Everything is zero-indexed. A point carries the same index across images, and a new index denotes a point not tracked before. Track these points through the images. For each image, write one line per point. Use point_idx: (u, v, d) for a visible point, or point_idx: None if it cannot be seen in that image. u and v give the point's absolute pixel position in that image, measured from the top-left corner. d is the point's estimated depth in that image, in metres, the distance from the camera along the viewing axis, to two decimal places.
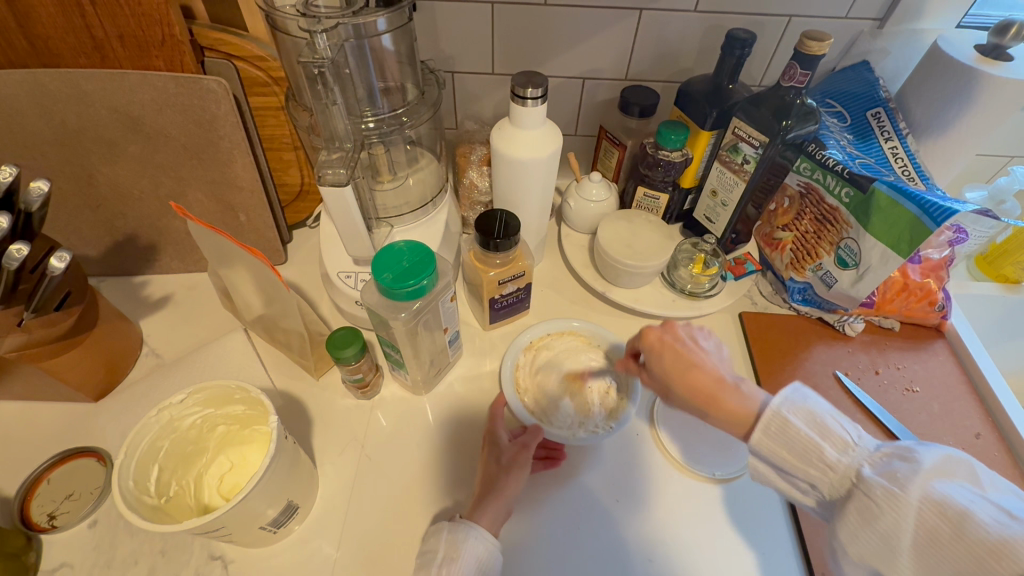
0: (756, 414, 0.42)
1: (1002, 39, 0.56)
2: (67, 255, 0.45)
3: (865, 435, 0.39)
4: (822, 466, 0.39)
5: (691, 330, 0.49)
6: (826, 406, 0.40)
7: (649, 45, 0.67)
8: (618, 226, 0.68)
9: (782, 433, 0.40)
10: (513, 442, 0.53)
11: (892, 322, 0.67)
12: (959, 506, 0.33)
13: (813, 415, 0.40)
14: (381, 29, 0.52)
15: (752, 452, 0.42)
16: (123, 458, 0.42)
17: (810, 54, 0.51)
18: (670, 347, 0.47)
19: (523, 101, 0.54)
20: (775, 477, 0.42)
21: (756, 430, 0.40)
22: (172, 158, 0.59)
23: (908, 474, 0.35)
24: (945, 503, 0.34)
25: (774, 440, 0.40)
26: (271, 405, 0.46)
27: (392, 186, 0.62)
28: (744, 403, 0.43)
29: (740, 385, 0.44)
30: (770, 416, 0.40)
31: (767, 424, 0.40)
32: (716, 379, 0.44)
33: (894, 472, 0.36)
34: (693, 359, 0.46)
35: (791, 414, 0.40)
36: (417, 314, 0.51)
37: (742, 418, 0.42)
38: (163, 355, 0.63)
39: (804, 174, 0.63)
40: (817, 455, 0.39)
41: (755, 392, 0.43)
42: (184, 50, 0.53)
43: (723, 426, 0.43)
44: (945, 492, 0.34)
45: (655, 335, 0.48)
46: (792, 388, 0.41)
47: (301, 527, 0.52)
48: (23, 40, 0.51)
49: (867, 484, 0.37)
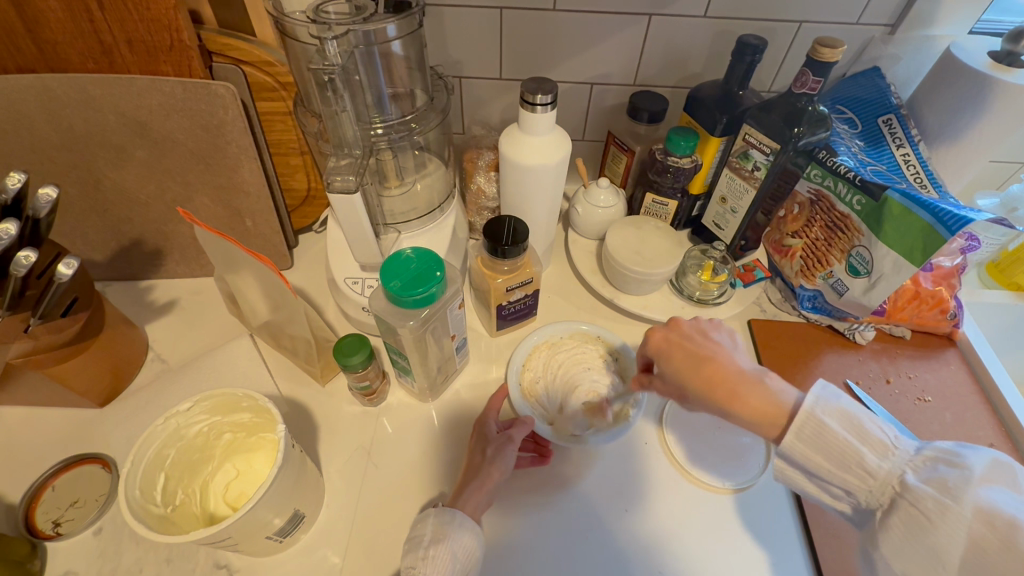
0: (789, 411, 0.41)
1: (1016, 45, 0.55)
2: (74, 261, 0.45)
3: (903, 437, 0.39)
4: (863, 473, 0.38)
5: (700, 324, 0.49)
6: (862, 409, 0.39)
7: (658, 50, 0.67)
8: (626, 232, 0.67)
9: (819, 437, 0.39)
10: (501, 434, 0.53)
11: (903, 330, 0.66)
12: (1009, 515, 0.33)
13: (852, 418, 0.39)
14: (391, 35, 0.52)
15: (784, 456, 0.41)
16: (129, 467, 0.42)
17: (822, 60, 0.51)
18: (679, 343, 0.47)
19: (532, 107, 0.53)
20: (810, 482, 0.41)
21: (790, 432, 0.40)
22: (179, 163, 0.59)
23: (958, 482, 0.35)
24: (994, 512, 0.33)
25: (811, 445, 0.39)
26: (278, 413, 0.45)
27: (400, 192, 0.61)
28: (770, 400, 0.42)
29: (764, 378, 0.43)
30: (805, 418, 0.39)
31: (802, 427, 0.39)
32: (736, 372, 0.44)
33: (942, 480, 0.35)
34: (706, 352, 0.45)
35: (827, 416, 0.39)
36: (425, 322, 0.51)
37: (772, 416, 0.41)
38: (169, 360, 0.63)
39: (815, 181, 0.62)
40: (856, 461, 0.38)
41: (785, 388, 0.42)
42: (191, 56, 0.53)
43: (752, 425, 0.42)
44: (993, 499, 0.34)
45: (659, 335, 0.49)
46: (821, 386, 0.41)
47: (307, 536, 0.51)
48: (32, 44, 0.51)
49: (912, 493, 0.36)
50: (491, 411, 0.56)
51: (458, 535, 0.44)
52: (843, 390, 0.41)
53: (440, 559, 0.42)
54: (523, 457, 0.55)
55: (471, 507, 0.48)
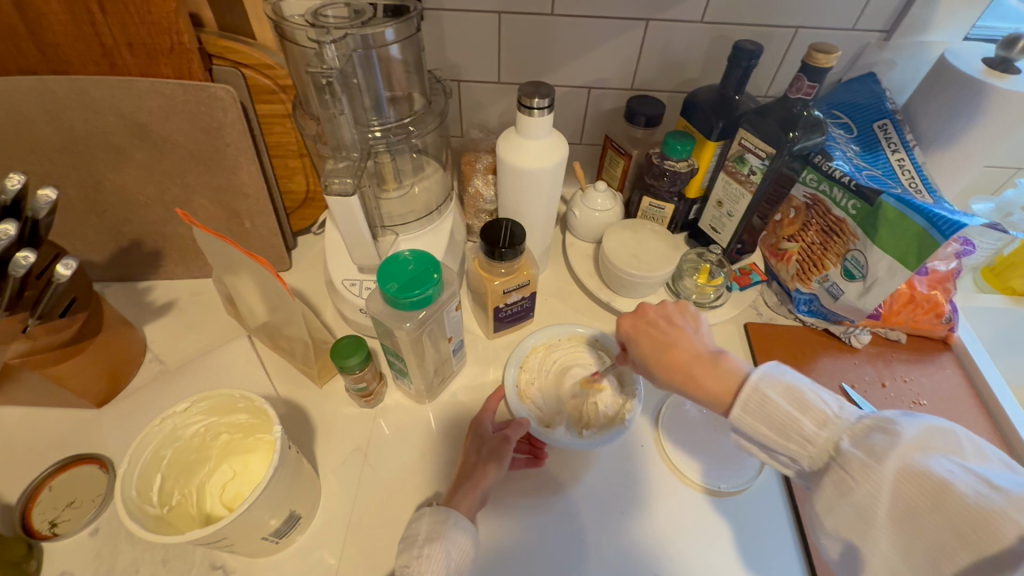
0: (738, 384, 0.43)
1: (1009, 52, 0.56)
2: (73, 262, 0.45)
3: (846, 407, 0.39)
4: (801, 439, 0.39)
5: (669, 309, 0.50)
6: (808, 381, 0.40)
7: (655, 55, 0.67)
8: (623, 235, 0.68)
9: (761, 407, 0.41)
10: (496, 434, 0.53)
11: (898, 334, 0.67)
12: (940, 476, 0.33)
13: (792, 389, 0.40)
14: (389, 39, 0.52)
15: (733, 428, 0.43)
16: (126, 467, 0.42)
17: (817, 66, 0.51)
18: (645, 330, 0.49)
19: (529, 111, 0.54)
20: (759, 450, 0.42)
21: (735, 405, 0.41)
22: (178, 164, 0.59)
23: (885, 446, 0.35)
24: (924, 474, 0.33)
25: (753, 414, 0.41)
26: (275, 414, 0.45)
27: (398, 194, 0.61)
28: (724, 379, 0.43)
29: (721, 359, 0.45)
30: (749, 390, 0.41)
31: (746, 399, 0.41)
32: (692, 354, 0.46)
33: (871, 445, 0.36)
34: (668, 339, 0.47)
35: (768, 388, 0.41)
36: (422, 323, 0.51)
37: (722, 393, 0.43)
38: (167, 361, 0.63)
39: (810, 185, 0.63)
40: (795, 428, 0.39)
41: (738, 364, 0.44)
42: (192, 59, 0.53)
43: (704, 404, 0.44)
44: (927, 463, 0.34)
45: (629, 322, 0.50)
46: (771, 364, 0.42)
47: (303, 537, 0.51)
48: (33, 47, 0.51)
49: (844, 457, 0.37)
50: (487, 413, 0.56)
51: (454, 535, 0.44)
52: (791, 369, 0.42)
53: (434, 558, 0.43)
54: (517, 459, 0.56)
55: (466, 508, 0.48)
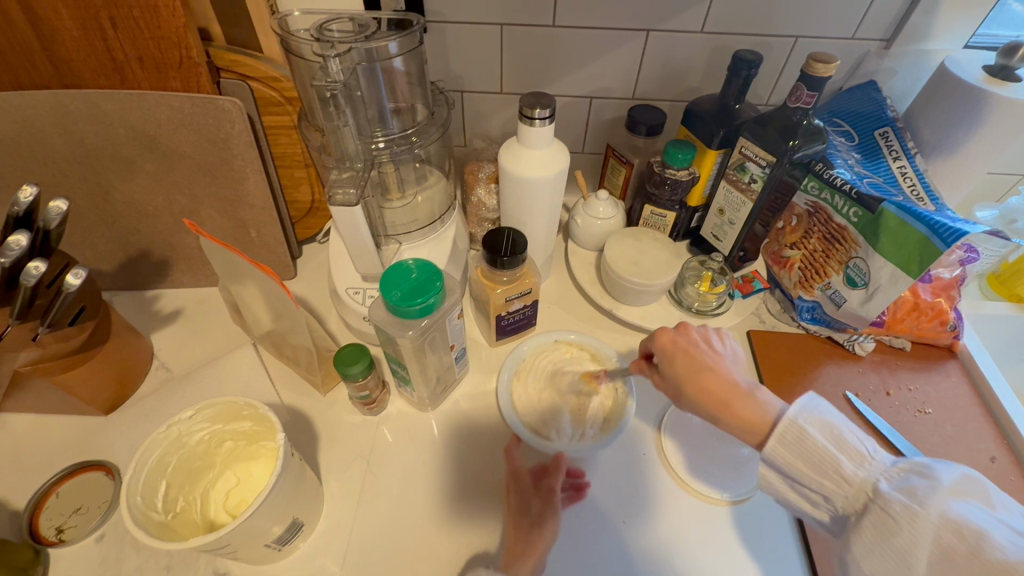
0: (772, 421, 0.42)
1: (1009, 60, 0.56)
2: (82, 272, 0.46)
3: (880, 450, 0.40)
4: (839, 478, 0.39)
5: (706, 334, 0.49)
6: (844, 420, 0.40)
7: (655, 65, 0.68)
8: (624, 243, 0.68)
9: (799, 443, 0.40)
10: (539, 488, 0.53)
11: (903, 341, 0.66)
12: (975, 525, 0.33)
13: (831, 427, 0.40)
14: (393, 52, 0.53)
15: (766, 461, 0.42)
16: (131, 475, 0.43)
17: (816, 75, 0.52)
18: (683, 350, 0.47)
19: (531, 121, 0.54)
20: (791, 488, 0.41)
21: (772, 437, 0.41)
22: (186, 175, 0.60)
23: (926, 491, 0.36)
24: (961, 522, 0.34)
25: (791, 449, 0.40)
26: (278, 421, 0.46)
27: (401, 204, 0.62)
28: (758, 411, 0.43)
29: (755, 392, 0.44)
30: (785, 425, 0.40)
31: (783, 432, 0.40)
32: (729, 384, 0.45)
33: (912, 488, 0.36)
34: (706, 363, 0.46)
35: (808, 425, 0.40)
36: (424, 331, 0.52)
37: (758, 425, 0.42)
38: (173, 368, 0.63)
39: (812, 193, 0.63)
40: (833, 466, 0.39)
41: (772, 400, 0.43)
42: (200, 73, 0.54)
43: (738, 433, 0.43)
44: (961, 510, 0.34)
45: (668, 337, 0.48)
46: (808, 398, 0.42)
47: (306, 544, 0.52)
48: (47, 62, 0.53)
49: (885, 500, 0.37)
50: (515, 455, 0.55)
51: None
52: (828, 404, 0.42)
53: None
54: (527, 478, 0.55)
55: None
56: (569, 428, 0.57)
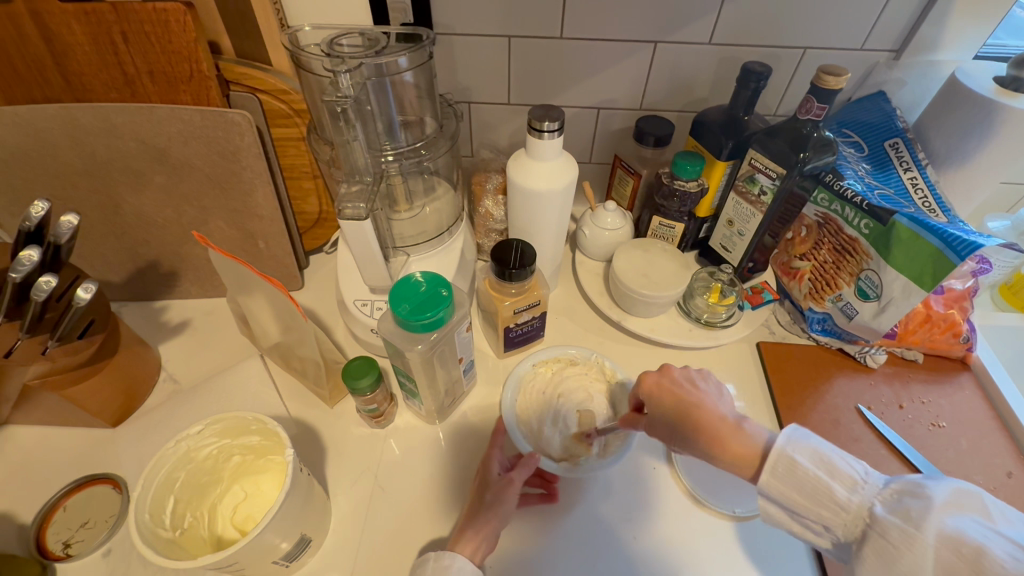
0: (762, 455, 0.42)
1: (1021, 71, 0.55)
2: (92, 286, 0.46)
3: (874, 470, 0.39)
4: (835, 506, 0.38)
5: (688, 372, 0.49)
6: (832, 445, 0.40)
7: (663, 76, 0.68)
8: (633, 254, 0.68)
9: (792, 474, 0.40)
10: (501, 477, 0.51)
11: (915, 353, 0.66)
12: (975, 542, 0.32)
13: (820, 455, 0.40)
14: (402, 66, 0.53)
15: (762, 495, 0.41)
16: (140, 490, 0.42)
17: (826, 88, 0.51)
18: (670, 390, 0.47)
19: (539, 134, 0.54)
20: (791, 522, 0.41)
21: (765, 472, 0.40)
22: (195, 188, 0.60)
23: (921, 510, 0.35)
24: (960, 539, 0.33)
25: (785, 482, 0.40)
26: (286, 436, 0.46)
27: (409, 216, 0.62)
28: (748, 444, 0.43)
29: (743, 424, 0.44)
30: (775, 456, 0.40)
31: (774, 465, 0.40)
32: (718, 420, 0.44)
33: (906, 509, 0.35)
34: (693, 401, 0.46)
35: (797, 454, 0.40)
36: (434, 345, 0.51)
37: (748, 458, 0.42)
38: (180, 380, 0.63)
39: (822, 205, 0.63)
40: (827, 494, 0.38)
41: (759, 431, 0.44)
42: (210, 87, 0.54)
43: (730, 469, 0.43)
44: (958, 527, 0.33)
45: (652, 380, 0.49)
46: (793, 428, 0.41)
47: (313, 560, 0.51)
48: (59, 76, 0.53)
49: (882, 524, 0.36)
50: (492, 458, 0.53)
51: None
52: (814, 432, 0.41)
53: None
54: (529, 496, 0.54)
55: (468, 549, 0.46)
56: (580, 443, 0.57)
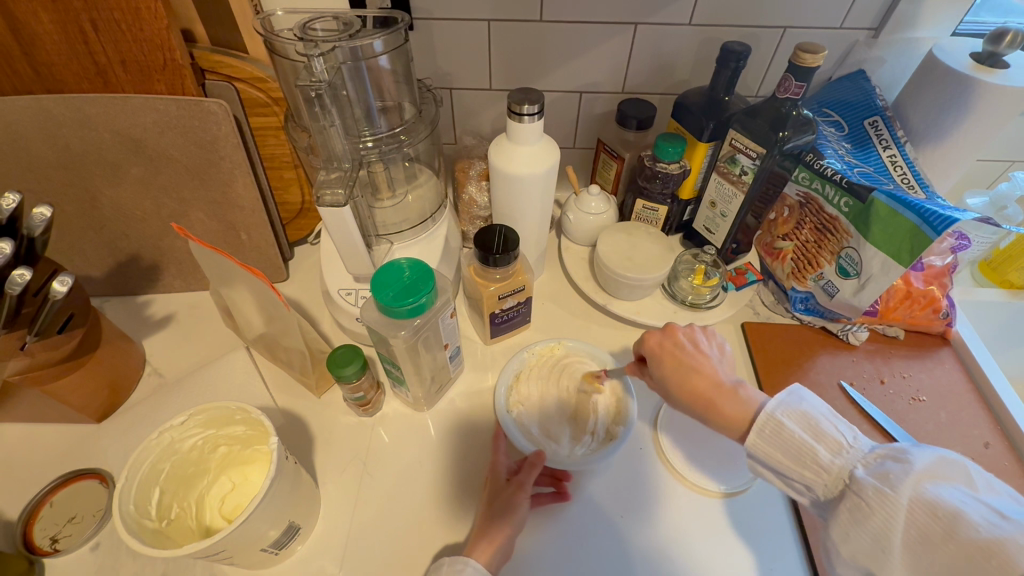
0: (753, 417, 0.43)
1: (997, 47, 0.56)
2: (68, 278, 0.45)
3: (860, 436, 0.39)
4: (817, 467, 0.39)
5: (692, 332, 0.50)
6: (821, 409, 0.40)
7: (644, 58, 0.68)
8: (617, 238, 0.68)
9: (777, 436, 0.40)
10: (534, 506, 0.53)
11: (896, 330, 0.67)
12: (951, 505, 0.33)
13: (808, 419, 0.40)
14: (378, 50, 0.53)
15: (748, 455, 0.42)
16: (124, 481, 0.42)
17: (804, 66, 0.51)
18: (670, 352, 0.48)
19: (519, 117, 0.54)
20: (772, 478, 0.42)
21: (752, 432, 0.41)
22: (173, 179, 0.59)
23: (900, 475, 0.35)
24: (936, 503, 0.33)
25: (770, 443, 0.41)
26: (271, 425, 0.46)
27: (392, 203, 0.62)
28: (742, 407, 0.44)
29: (740, 388, 0.45)
30: (764, 419, 0.41)
31: (762, 427, 0.41)
32: (715, 383, 0.45)
33: (886, 472, 0.36)
34: (692, 364, 0.47)
35: (785, 417, 0.40)
36: (417, 331, 0.51)
37: (739, 421, 0.43)
38: (166, 374, 0.63)
39: (803, 184, 0.63)
40: (810, 456, 0.39)
41: (754, 396, 0.44)
42: (184, 75, 0.54)
43: (721, 430, 0.44)
44: (937, 492, 0.34)
45: (655, 341, 0.49)
46: (787, 391, 0.42)
47: (303, 548, 0.52)
48: (28, 66, 0.52)
49: (859, 484, 0.37)
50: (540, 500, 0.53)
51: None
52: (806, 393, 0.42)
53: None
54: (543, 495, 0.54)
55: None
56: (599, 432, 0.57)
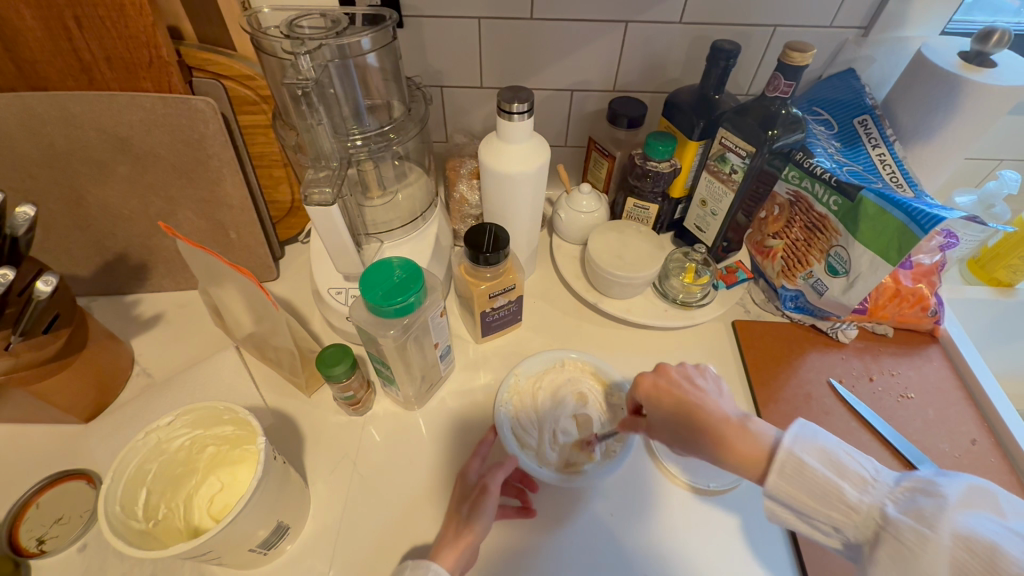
0: (769, 452, 0.43)
1: (984, 45, 0.56)
2: (53, 278, 0.45)
3: (883, 471, 0.40)
4: (845, 507, 0.39)
5: (686, 369, 0.51)
6: (839, 443, 0.41)
7: (636, 56, 0.67)
8: (608, 236, 0.68)
9: (800, 474, 0.40)
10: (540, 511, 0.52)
11: (885, 328, 0.67)
12: (988, 540, 0.33)
13: (827, 454, 0.40)
14: (365, 48, 0.53)
15: (769, 497, 0.42)
16: (109, 483, 0.42)
17: (793, 65, 0.52)
18: (667, 390, 0.48)
19: (509, 116, 0.54)
20: (798, 522, 0.42)
21: (773, 472, 0.41)
22: (161, 177, 0.59)
23: (933, 510, 0.35)
24: (972, 538, 0.33)
25: (793, 483, 0.40)
26: (259, 425, 0.45)
27: (381, 202, 0.61)
28: (753, 444, 0.43)
29: (748, 423, 0.45)
30: (784, 456, 0.41)
31: (782, 466, 0.41)
32: (721, 420, 0.45)
33: (919, 509, 0.36)
34: (693, 400, 0.47)
35: (805, 453, 0.41)
36: (406, 330, 0.51)
37: (754, 459, 0.43)
38: (154, 374, 0.63)
39: (793, 182, 0.63)
40: (838, 495, 0.39)
41: (765, 429, 0.44)
42: (171, 72, 0.53)
43: (737, 470, 0.44)
44: (971, 526, 0.34)
45: (649, 381, 0.50)
46: (800, 425, 0.42)
47: (292, 547, 0.51)
48: (11, 63, 0.51)
49: (894, 525, 0.36)
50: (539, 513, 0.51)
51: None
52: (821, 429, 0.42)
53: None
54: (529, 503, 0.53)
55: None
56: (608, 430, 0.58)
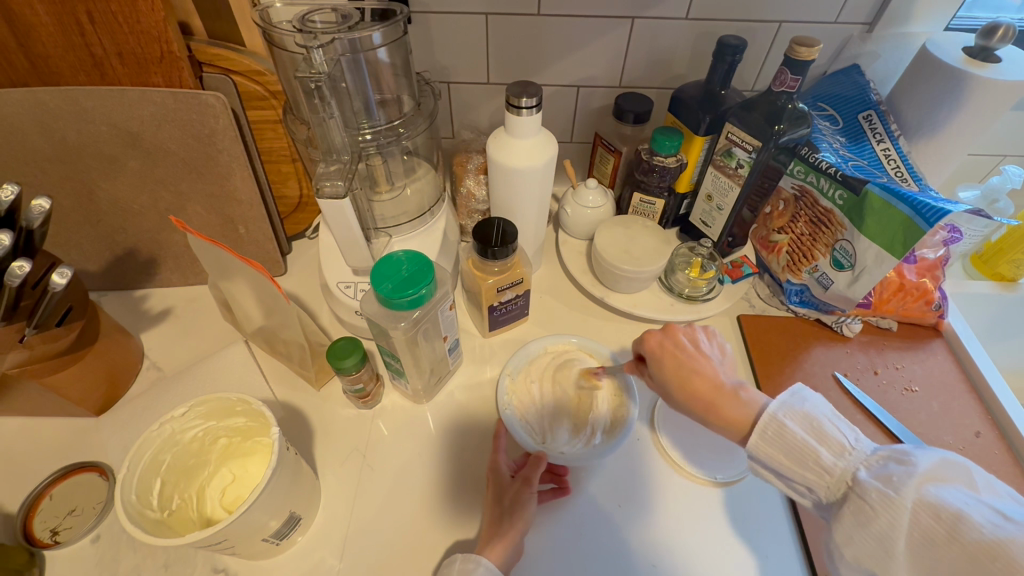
0: (755, 419, 0.43)
1: (988, 41, 0.56)
2: (68, 270, 0.45)
3: (863, 439, 0.39)
4: (819, 469, 0.39)
5: (692, 333, 0.50)
6: (824, 410, 0.40)
7: (642, 52, 0.68)
8: (614, 231, 0.68)
9: (780, 438, 0.40)
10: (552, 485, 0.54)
11: (889, 322, 0.68)
12: (954, 507, 0.33)
13: (810, 419, 0.40)
14: (377, 42, 0.53)
15: (749, 456, 0.42)
16: (125, 473, 0.42)
17: (799, 60, 0.52)
18: (671, 352, 0.48)
19: (518, 110, 0.54)
20: (776, 481, 0.42)
21: (754, 434, 0.41)
22: (171, 172, 0.59)
23: (903, 478, 0.35)
24: (939, 505, 0.33)
25: (773, 445, 0.40)
26: (272, 416, 0.46)
27: (390, 197, 0.62)
28: (742, 410, 0.43)
29: (742, 390, 0.44)
30: (767, 420, 0.41)
31: (764, 428, 0.41)
32: (715, 385, 0.45)
33: (889, 475, 0.36)
34: (693, 364, 0.47)
35: (787, 418, 0.40)
36: (416, 323, 0.52)
37: (741, 423, 0.43)
38: (164, 368, 0.63)
39: (798, 177, 0.64)
40: (812, 457, 0.39)
41: (756, 397, 0.44)
42: (181, 67, 0.53)
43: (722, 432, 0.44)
44: (940, 494, 0.34)
45: (655, 340, 0.49)
46: (790, 392, 0.42)
47: (303, 538, 0.52)
48: (23, 58, 0.52)
49: (863, 488, 0.36)
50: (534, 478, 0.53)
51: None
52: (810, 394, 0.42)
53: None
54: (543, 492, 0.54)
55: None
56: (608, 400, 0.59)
